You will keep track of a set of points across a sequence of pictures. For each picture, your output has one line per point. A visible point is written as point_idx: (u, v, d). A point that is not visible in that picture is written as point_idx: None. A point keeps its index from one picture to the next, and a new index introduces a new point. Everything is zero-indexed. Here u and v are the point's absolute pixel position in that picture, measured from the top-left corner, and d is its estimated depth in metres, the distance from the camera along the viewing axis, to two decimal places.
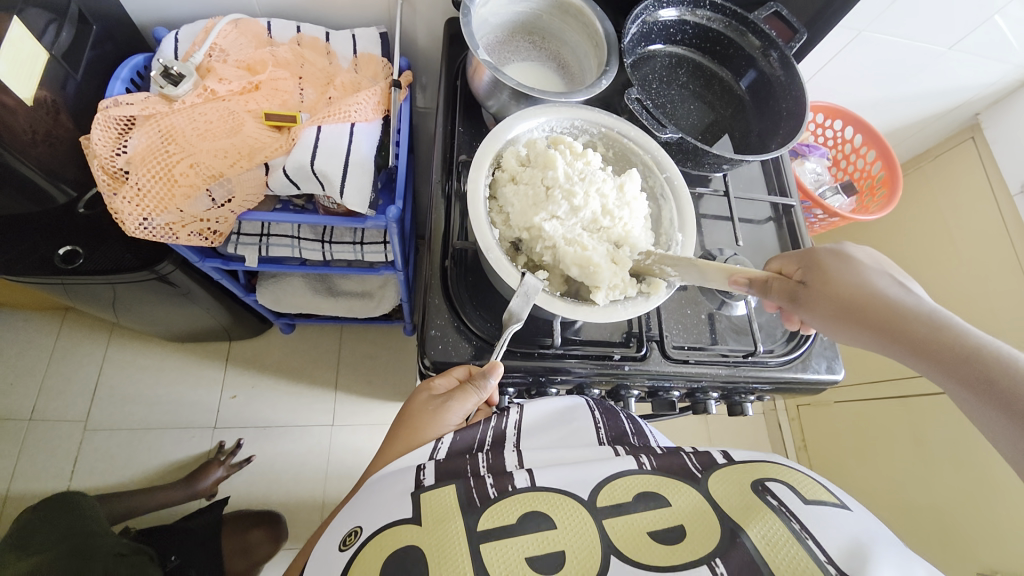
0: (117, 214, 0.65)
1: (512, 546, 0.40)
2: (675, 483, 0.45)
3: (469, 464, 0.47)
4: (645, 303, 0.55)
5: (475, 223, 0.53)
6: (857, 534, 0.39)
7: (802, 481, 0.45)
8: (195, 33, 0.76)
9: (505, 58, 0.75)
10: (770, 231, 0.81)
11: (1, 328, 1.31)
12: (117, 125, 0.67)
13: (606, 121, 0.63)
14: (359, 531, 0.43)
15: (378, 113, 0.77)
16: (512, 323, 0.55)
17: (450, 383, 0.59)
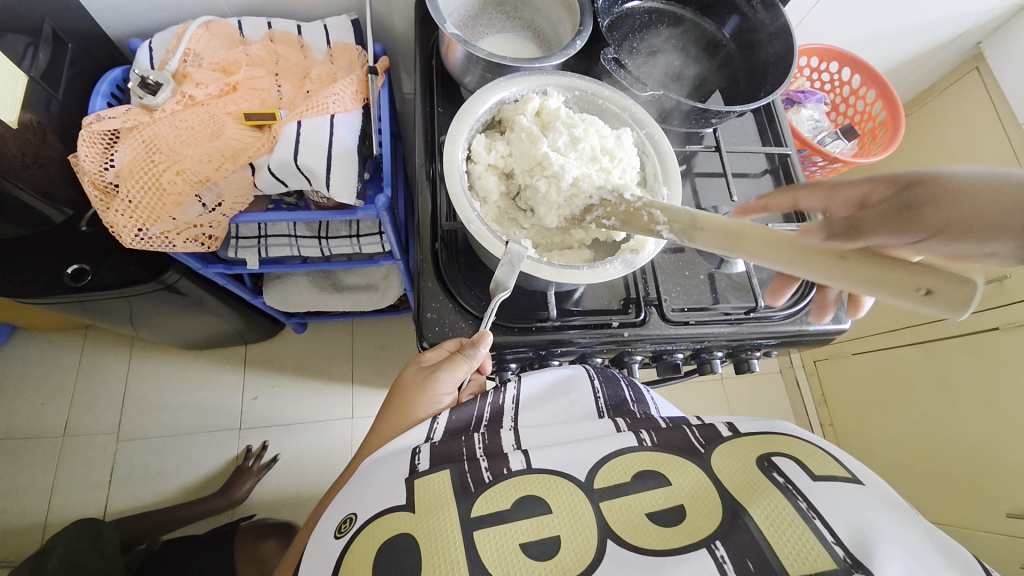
0: (113, 227, 0.67)
1: (508, 533, 0.41)
2: (680, 461, 0.45)
3: (464, 448, 0.48)
4: (635, 260, 0.54)
5: (455, 200, 0.53)
6: (863, 508, 0.39)
7: (813, 456, 0.45)
8: (168, 40, 0.76)
9: (477, 32, 0.73)
10: (767, 183, 0.79)
11: (28, 350, 1.36)
12: (102, 140, 0.68)
13: (578, 84, 0.61)
14: (353, 518, 0.44)
15: (357, 102, 0.76)
16: (500, 293, 0.54)
17: (441, 354, 0.60)
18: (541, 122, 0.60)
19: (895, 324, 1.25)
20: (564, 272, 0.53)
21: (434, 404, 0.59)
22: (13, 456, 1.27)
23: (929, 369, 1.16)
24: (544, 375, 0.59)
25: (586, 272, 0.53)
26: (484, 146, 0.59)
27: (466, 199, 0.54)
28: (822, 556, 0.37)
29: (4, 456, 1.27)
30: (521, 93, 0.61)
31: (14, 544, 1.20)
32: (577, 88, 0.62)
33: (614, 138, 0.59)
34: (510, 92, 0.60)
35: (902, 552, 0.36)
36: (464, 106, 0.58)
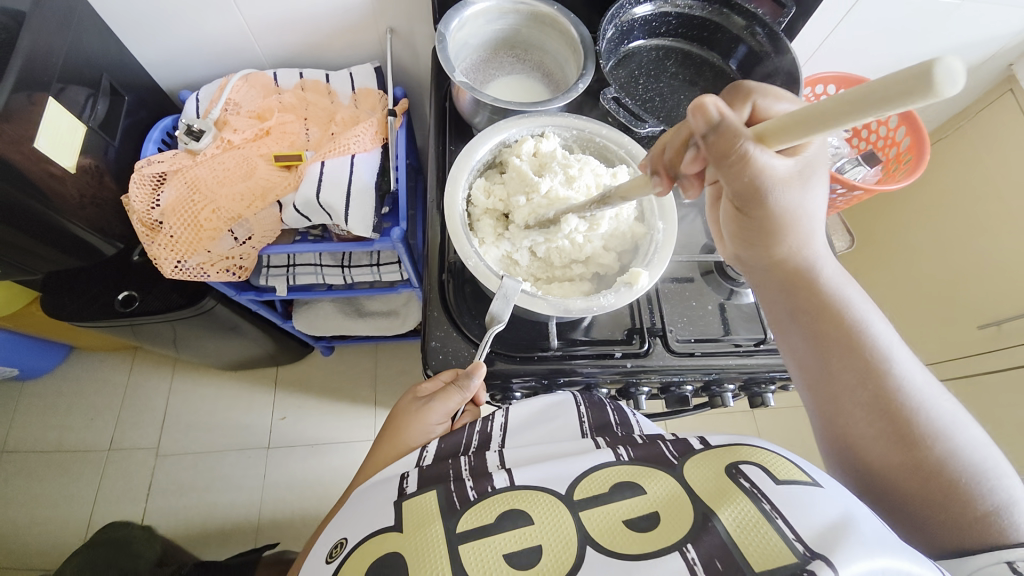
0: (156, 259, 0.74)
1: (491, 543, 0.42)
2: (652, 472, 0.45)
3: (451, 468, 0.50)
4: (628, 294, 0.55)
5: (455, 236, 0.57)
6: (827, 511, 0.38)
7: (776, 459, 0.44)
8: (213, 91, 0.84)
9: (488, 76, 0.78)
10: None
11: (84, 369, 1.48)
12: (151, 182, 0.76)
13: (577, 124, 0.64)
14: (344, 543, 0.47)
15: (376, 142, 0.82)
16: (495, 325, 0.56)
17: (436, 386, 0.62)
18: (535, 163, 0.63)
19: (938, 358, 1.18)
20: (558, 306, 0.55)
21: (427, 432, 0.60)
22: (64, 467, 1.37)
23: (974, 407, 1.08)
24: (530, 401, 0.61)
25: (579, 303, 0.55)
26: (485, 186, 0.63)
27: (467, 240, 0.57)
28: (786, 557, 0.36)
29: (55, 468, 1.37)
30: (521, 134, 0.64)
31: (58, 551, 1.28)
32: (574, 128, 0.64)
33: (609, 177, 0.62)
34: (509, 134, 0.63)
35: (866, 549, 0.35)
36: (466, 148, 0.62)
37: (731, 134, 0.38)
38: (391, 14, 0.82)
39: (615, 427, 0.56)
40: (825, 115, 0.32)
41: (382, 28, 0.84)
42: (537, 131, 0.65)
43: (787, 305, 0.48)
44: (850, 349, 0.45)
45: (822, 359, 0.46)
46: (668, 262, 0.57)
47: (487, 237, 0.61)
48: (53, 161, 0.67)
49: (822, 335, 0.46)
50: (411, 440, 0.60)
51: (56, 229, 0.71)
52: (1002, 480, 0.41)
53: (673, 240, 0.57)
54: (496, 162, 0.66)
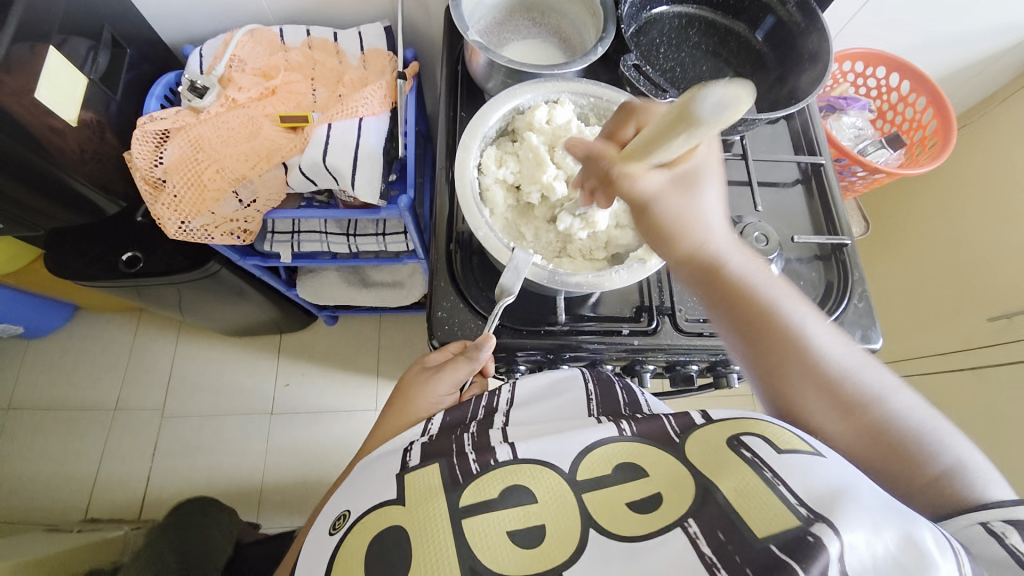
0: (159, 219, 0.72)
1: (497, 519, 0.42)
2: (657, 452, 0.45)
3: (454, 443, 0.49)
4: (643, 270, 0.54)
5: (464, 204, 0.55)
6: (829, 481, 0.38)
7: (779, 431, 0.43)
8: (217, 46, 0.81)
9: (503, 39, 0.75)
10: (797, 195, 0.76)
11: (90, 328, 1.49)
12: (154, 139, 0.74)
13: (594, 92, 0.62)
14: (346, 516, 0.47)
15: (385, 106, 0.79)
16: (505, 297, 0.56)
17: (444, 357, 0.62)
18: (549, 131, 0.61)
19: (945, 350, 1.16)
20: (567, 281, 0.55)
21: (434, 403, 0.61)
22: (70, 424, 1.39)
23: (978, 400, 1.07)
24: (537, 376, 0.60)
25: (589, 277, 0.54)
26: (497, 154, 0.61)
27: (477, 209, 0.56)
28: (789, 521, 0.36)
29: (63, 424, 1.39)
30: (535, 100, 0.62)
31: (66, 504, 1.32)
32: (591, 95, 0.62)
33: None
34: (523, 99, 0.61)
35: (870, 514, 0.35)
36: (479, 114, 0.59)
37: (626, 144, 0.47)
38: None
39: (623, 409, 0.55)
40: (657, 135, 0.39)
41: None
42: (552, 97, 0.62)
43: (723, 300, 0.48)
44: (783, 342, 0.45)
45: (764, 357, 0.46)
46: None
47: (497, 207, 0.60)
48: (54, 114, 0.65)
49: (760, 330, 0.46)
50: (419, 411, 0.60)
51: (59, 185, 0.70)
52: (949, 440, 0.43)
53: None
54: (509, 130, 0.63)
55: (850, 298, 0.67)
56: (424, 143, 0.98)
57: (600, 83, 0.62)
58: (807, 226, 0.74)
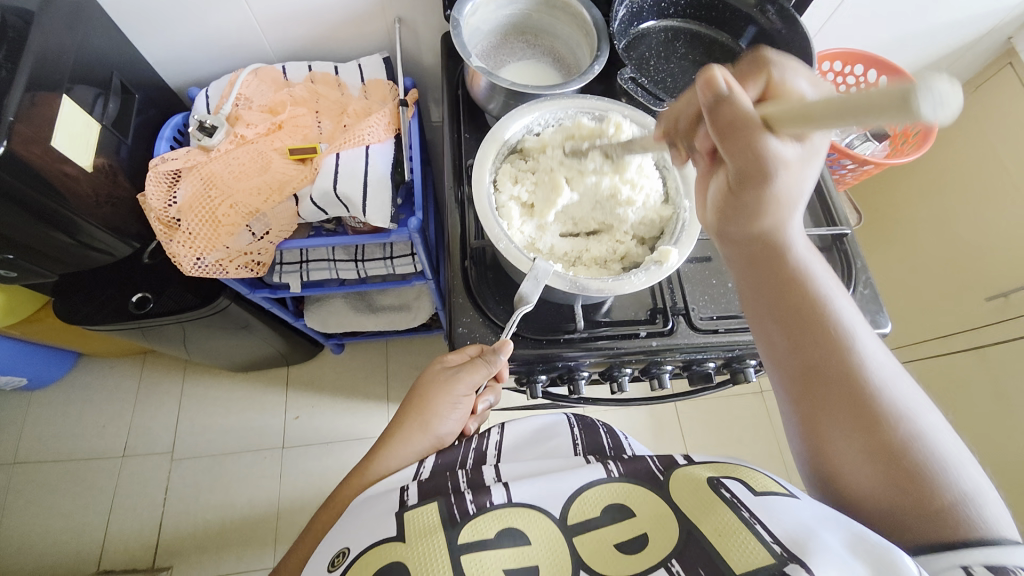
0: (175, 257, 0.74)
1: (491, 560, 0.44)
2: (639, 490, 0.48)
3: (449, 483, 0.52)
4: (660, 271, 0.56)
5: (483, 218, 0.57)
6: (802, 518, 0.41)
7: (757, 477, 0.47)
8: (222, 87, 0.84)
9: (500, 62, 0.78)
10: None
11: (95, 375, 1.48)
12: (167, 180, 0.76)
13: (598, 106, 0.64)
14: (345, 553, 0.47)
15: (389, 133, 0.82)
16: (524, 306, 0.57)
17: (463, 358, 0.63)
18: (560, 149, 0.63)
19: (946, 332, 1.19)
20: (591, 287, 0.56)
21: (453, 402, 0.63)
22: (78, 475, 1.37)
23: (984, 377, 1.09)
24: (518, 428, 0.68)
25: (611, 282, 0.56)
26: (511, 172, 0.63)
27: (496, 221, 0.57)
28: (765, 561, 0.39)
29: (69, 476, 1.36)
30: (545, 118, 0.65)
31: (76, 560, 1.28)
32: (597, 110, 0.64)
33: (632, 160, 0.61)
34: (533, 117, 0.64)
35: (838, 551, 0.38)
36: (490, 133, 0.62)
37: (739, 104, 0.39)
38: (400, 3, 0.81)
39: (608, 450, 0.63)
40: (822, 113, 0.34)
41: (390, 18, 0.84)
42: (562, 114, 0.65)
43: (751, 268, 0.48)
44: (813, 321, 0.45)
45: (787, 331, 0.46)
46: (695, 236, 0.57)
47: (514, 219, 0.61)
48: (68, 161, 0.67)
49: (787, 311, 0.46)
50: (438, 411, 0.62)
51: (76, 230, 0.71)
52: (973, 476, 0.40)
53: (700, 219, 0.58)
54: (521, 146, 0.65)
55: (855, 287, 0.70)
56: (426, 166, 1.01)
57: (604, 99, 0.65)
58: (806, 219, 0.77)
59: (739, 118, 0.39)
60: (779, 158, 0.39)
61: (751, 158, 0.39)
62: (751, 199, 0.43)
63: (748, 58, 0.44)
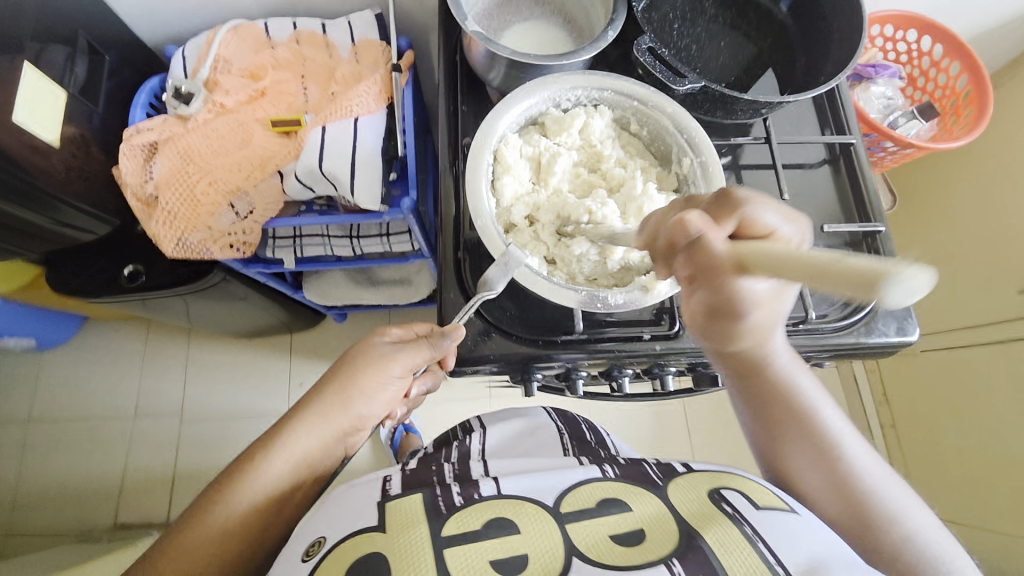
0: (155, 237, 0.70)
1: (477, 549, 0.43)
2: (635, 490, 0.48)
3: (436, 475, 0.54)
4: (642, 298, 0.51)
5: (475, 211, 0.52)
6: (806, 544, 0.41)
7: (758, 491, 0.47)
8: (200, 47, 0.76)
9: (505, 22, 0.70)
10: (823, 174, 0.71)
11: (102, 338, 1.49)
12: (142, 152, 0.70)
13: (640, 94, 0.57)
14: (321, 541, 0.45)
15: (381, 103, 0.75)
16: (484, 290, 0.53)
17: (408, 334, 0.63)
18: (584, 129, 0.58)
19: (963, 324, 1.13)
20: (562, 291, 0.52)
21: (382, 383, 0.59)
22: (91, 434, 1.41)
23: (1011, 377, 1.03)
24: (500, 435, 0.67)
25: (582, 296, 0.51)
26: (520, 143, 0.57)
27: (487, 218, 0.52)
28: None
29: (84, 435, 1.40)
30: (579, 94, 0.58)
31: (95, 513, 1.34)
32: (642, 98, 0.56)
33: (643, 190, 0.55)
34: (558, 87, 0.56)
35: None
36: (504, 100, 0.56)
37: (711, 246, 0.36)
38: None
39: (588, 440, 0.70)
40: (799, 271, 0.29)
41: None
42: (596, 91, 0.58)
43: (741, 376, 0.50)
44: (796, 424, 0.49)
45: (771, 427, 0.50)
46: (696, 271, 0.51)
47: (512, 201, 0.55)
48: (35, 135, 0.62)
49: (771, 420, 0.50)
50: (365, 389, 0.58)
51: (51, 211, 0.66)
52: (958, 564, 0.44)
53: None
54: (543, 117, 0.59)
55: None
56: (423, 135, 0.93)
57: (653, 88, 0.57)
58: (837, 211, 0.69)
59: (714, 260, 0.36)
60: (752, 292, 0.38)
61: (726, 292, 0.38)
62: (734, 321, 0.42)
63: (718, 194, 0.39)
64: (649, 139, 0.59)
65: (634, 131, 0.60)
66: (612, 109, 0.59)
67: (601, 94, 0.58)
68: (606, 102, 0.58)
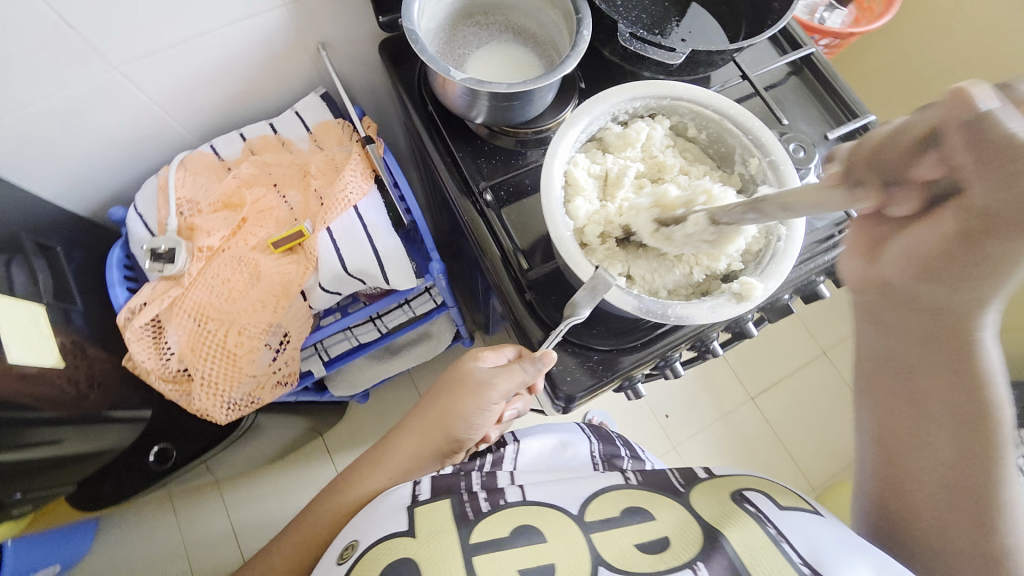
0: (201, 411, 0.64)
1: (508, 556, 0.42)
2: (661, 500, 0.48)
3: (462, 482, 0.52)
4: (736, 307, 0.49)
5: (565, 252, 0.51)
6: (823, 534, 0.42)
7: (776, 490, 0.48)
8: (153, 197, 0.69)
9: (461, 56, 0.68)
10: (794, 89, 0.74)
11: (122, 535, 1.32)
12: (148, 332, 0.63)
13: (701, 99, 0.55)
14: (354, 545, 0.47)
15: (370, 179, 0.70)
16: (573, 315, 0.52)
17: (498, 357, 0.62)
18: (648, 141, 0.57)
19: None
20: (655, 312, 0.50)
21: (481, 410, 0.59)
22: None
23: None
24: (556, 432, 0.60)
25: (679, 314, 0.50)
26: (586, 163, 0.56)
27: (571, 245, 0.51)
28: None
29: None
30: (637, 103, 0.57)
31: None
32: (698, 103, 0.56)
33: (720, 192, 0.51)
34: (617, 101, 0.55)
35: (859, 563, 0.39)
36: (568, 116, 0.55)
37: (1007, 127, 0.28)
38: (324, 27, 0.69)
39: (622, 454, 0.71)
40: None
41: (312, 45, 0.71)
42: (653, 101, 0.57)
43: (901, 357, 0.41)
44: (935, 431, 0.40)
45: (902, 431, 0.42)
46: (785, 274, 0.50)
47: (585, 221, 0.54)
48: (38, 365, 0.54)
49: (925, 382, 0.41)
50: (464, 412, 0.59)
51: (68, 437, 0.59)
52: None
53: (800, 236, 0.50)
54: (601, 129, 0.58)
55: None
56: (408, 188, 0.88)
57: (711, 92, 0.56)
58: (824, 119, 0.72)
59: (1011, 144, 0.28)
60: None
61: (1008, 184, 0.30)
62: (995, 255, 0.32)
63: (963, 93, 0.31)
64: (707, 144, 0.58)
65: (692, 137, 0.59)
66: (667, 117, 0.58)
67: (657, 102, 0.57)
68: (663, 110, 0.58)
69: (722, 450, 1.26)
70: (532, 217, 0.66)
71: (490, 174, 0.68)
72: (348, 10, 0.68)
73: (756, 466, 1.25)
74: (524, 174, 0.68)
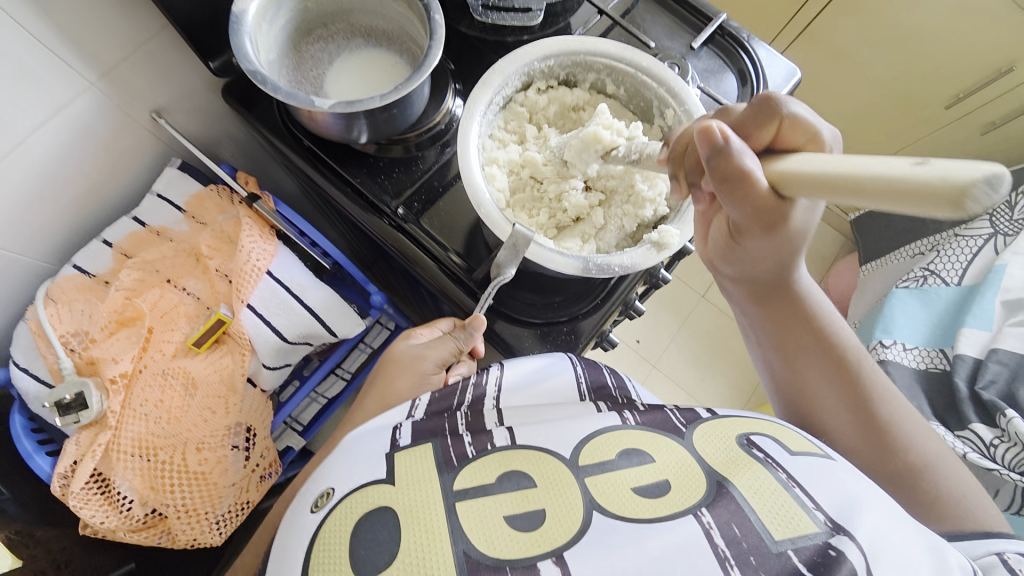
0: (192, 540, 0.62)
1: (491, 506, 0.36)
2: (663, 439, 0.40)
3: (447, 422, 0.44)
4: (656, 257, 0.50)
5: (491, 223, 0.50)
6: (847, 486, 0.36)
7: (782, 431, 0.42)
8: (31, 342, 0.59)
9: (317, 80, 0.62)
10: (647, 8, 0.72)
11: None
12: (93, 490, 0.56)
13: (611, 51, 0.56)
14: (329, 493, 0.40)
15: (272, 237, 0.63)
16: (504, 275, 0.52)
17: (432, 333, 0.60)
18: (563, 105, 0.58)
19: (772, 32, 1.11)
20: (578, 264, 0.49)
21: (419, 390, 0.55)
22: None
23: None
24: (525, 356, 0.51)
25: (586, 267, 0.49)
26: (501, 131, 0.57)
27: (492, 207, 0.50)
28: (806, 526, 0.33)
29: None
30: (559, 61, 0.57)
31: None
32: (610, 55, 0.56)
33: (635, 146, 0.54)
34: (529, 59, 0.55)
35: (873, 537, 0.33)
36: (481, 79, 0.54)
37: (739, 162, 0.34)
38: (150, 93, 0.61)
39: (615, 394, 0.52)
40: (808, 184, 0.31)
41: (144, 115, 0.63)
42: (568, 58, 0.57)
43: (757, 307, 0.50)
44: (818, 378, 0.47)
45: (786, 361, 0.49)
46: None
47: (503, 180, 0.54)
48: None
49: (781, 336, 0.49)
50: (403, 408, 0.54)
51: None
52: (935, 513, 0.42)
53: None
54: (518, 90, 0.58)
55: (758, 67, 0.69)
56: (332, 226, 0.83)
57: (626, 45, 0.56)
58: (681, 29, 0.72)
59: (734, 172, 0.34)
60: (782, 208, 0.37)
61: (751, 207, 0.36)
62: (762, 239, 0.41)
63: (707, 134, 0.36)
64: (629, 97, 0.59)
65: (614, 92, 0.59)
66: (586, 74, 0.58)
67: (574, 60, 0.57)
68: (580, 68, 0.58)
69: (693, 352, 1.35)
70: (452, 219, 0.63)
71: (396, 189, 0.64)
72: (169, 68, 0.61)
73: (725, 351, 1.35)
74: (431, 176, 0.65)
